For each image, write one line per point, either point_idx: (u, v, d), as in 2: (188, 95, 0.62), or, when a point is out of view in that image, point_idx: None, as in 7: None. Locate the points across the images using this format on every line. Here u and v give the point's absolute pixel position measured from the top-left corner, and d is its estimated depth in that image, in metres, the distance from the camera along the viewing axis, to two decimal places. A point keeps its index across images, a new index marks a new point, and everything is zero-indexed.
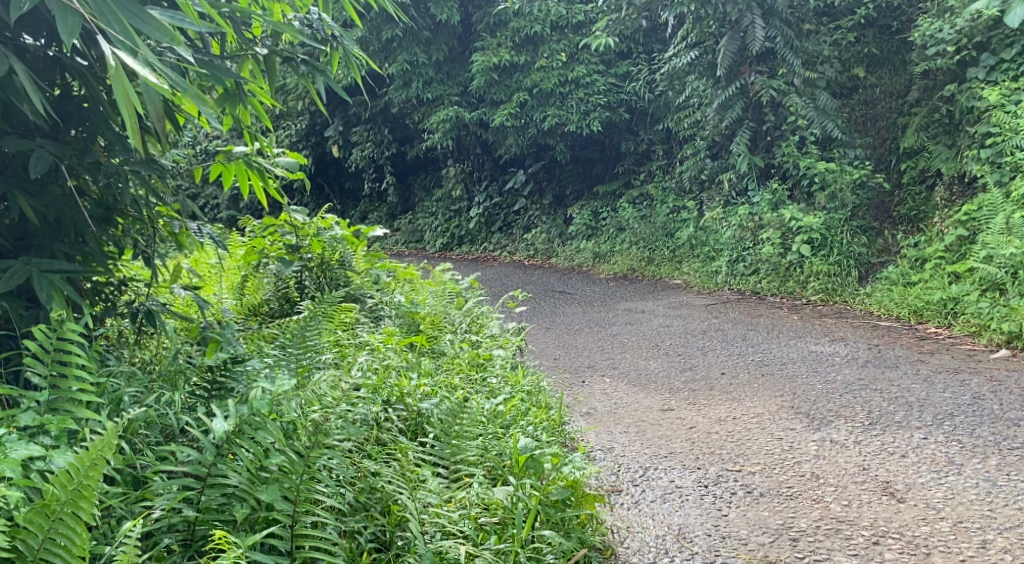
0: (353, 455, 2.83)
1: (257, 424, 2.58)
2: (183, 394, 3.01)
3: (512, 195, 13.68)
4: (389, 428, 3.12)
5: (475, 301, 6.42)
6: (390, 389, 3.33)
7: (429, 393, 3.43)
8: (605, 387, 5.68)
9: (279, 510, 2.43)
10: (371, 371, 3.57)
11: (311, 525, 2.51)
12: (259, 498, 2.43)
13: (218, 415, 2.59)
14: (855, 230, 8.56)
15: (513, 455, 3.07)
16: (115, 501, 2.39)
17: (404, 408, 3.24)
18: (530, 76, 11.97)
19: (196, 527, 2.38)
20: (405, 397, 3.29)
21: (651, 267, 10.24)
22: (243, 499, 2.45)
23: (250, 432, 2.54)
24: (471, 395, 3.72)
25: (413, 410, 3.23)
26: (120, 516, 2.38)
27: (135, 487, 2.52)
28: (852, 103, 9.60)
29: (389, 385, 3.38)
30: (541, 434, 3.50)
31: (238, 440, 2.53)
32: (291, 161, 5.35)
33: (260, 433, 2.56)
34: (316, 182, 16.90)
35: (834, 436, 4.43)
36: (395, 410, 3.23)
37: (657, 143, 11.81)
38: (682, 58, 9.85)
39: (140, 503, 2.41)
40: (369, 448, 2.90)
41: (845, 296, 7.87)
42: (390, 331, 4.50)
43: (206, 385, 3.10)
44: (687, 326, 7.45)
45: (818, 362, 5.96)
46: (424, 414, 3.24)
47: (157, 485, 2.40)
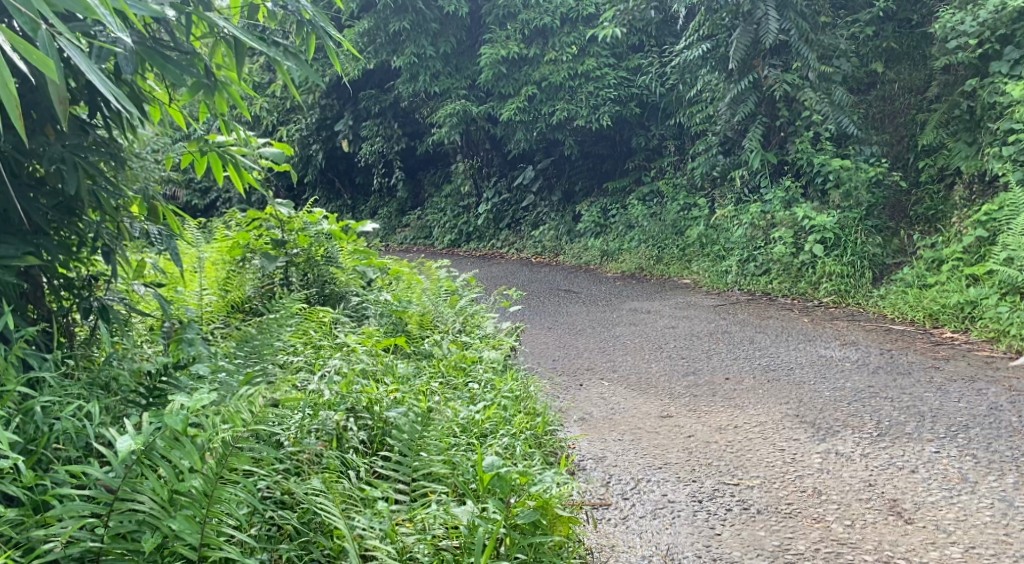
0: (297, 473, 2.65)
1: (170, 443, 2.37)
2: (120, 399, 2.92)
3: (521, 192, 13.44)
4: (351, 438, 2.95)
5: (470, 299, 6.23)
6: (358, 395, 3.17)
7: (399, 399, 3.27)
8: (602, 391, 5.45)
9: (188, 542, 2.24)
10: (339, 375, 3.40)
11: (229, 558, 2.31)
12: (170, 527, 2.23)
13: (126, 432, 2.36)
14: (870, 230, 8.28)
15: (480, 472, 2.87)
16: (10, 528, 2.20)
17: (370, 417, 3.08)
18: (539, 69, 11.72)
19: (102, 559, 2.17)
20: (372, 405, 3.12)
21: (660, 266, 9.97)
22: (155, 527, 2.24)
23: (162, 452, 2.32)
24: (446, 402, 3.52)
25: (379, 419, 3.06)
26: (16, 544, 2.19)
27: (39, 510, 2.32)
28: (869, 100, 9.31)
29: (356, 391, 3.22)
30: (518, 448, 3.31)
31: (149, 461, 2.31)
32: (276, 154, 5.20)
33: (174, 453, 2.34)
34: (326, 176, 16.75)
35: (839, 448, 4.17)
36: (360, 418, 3.06)
37: (668, 139, 11.53)
38: (694, 51, 9.59)
39: (39, 530, 2.22)
40: (321, 463, 2.73)
41: (858, 298, 7.59)
42: (369, 331, 4.30)
43: (144, 392, 3.03)
44: (693, 327, 7.19)
45: (826, 368, 5.69)
46: (391, 423, 3.07)
47: (56, 510, 2.20)
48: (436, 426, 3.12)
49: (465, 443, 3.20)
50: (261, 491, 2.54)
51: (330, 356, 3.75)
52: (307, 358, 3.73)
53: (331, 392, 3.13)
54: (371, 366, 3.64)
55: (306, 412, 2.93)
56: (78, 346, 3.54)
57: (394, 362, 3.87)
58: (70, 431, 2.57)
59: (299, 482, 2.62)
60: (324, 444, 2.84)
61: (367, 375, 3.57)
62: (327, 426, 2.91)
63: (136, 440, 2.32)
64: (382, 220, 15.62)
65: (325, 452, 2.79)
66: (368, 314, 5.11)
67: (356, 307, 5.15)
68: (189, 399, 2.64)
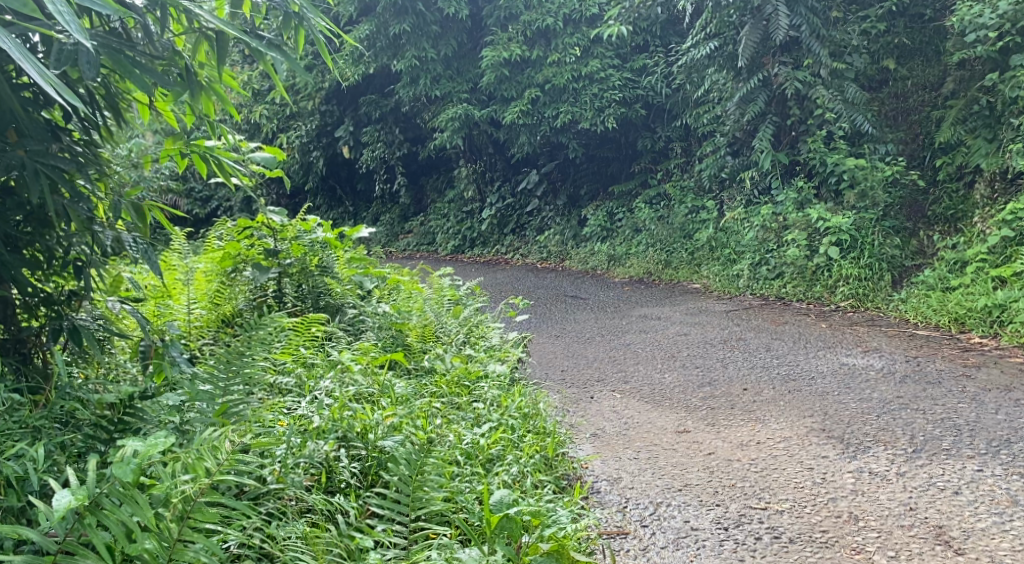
0: (274, 520, 2.41)
1: (119, 497, 2.12)
2: (82, 434, 2.67)
3: (525, 196, 13.16)
4: (341, 471, 2.71)
5: (474, 309, 5.97)
6: (351, 422, 2.93)
7: (396, 425, 3.02)
8: (615, 404, 5.16)
9: None
10: (332, 399, 3.16)
11: None
12: None
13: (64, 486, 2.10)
14: (887, 230, 7.99)
15: (485, 512, 2.63)
16: None
17: (364, 447, 2.83)
18: (542, 71, 11.45)
19: None
20: (367, 433, 2.89)
21: (669, 270, 9.66)
22: None
23: (110, 509, 2.08)
24: (447, 427, 3.27)
25: (374, 448, 2.82)
26: None
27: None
28: (881, 97, 8.96)
29: (349, 417, 2.98)
30: (527, 479, 3.06)
31: (95, 519, 2.08)
32: (266, 157, 4.94)
33: (125, 509, 2.09)
34: (328, 183, 16.47)
35: (873, 466, 3.88)
36: (353, 448, 2.82)
37: (675, 140, 11.24)
38: (701, 49, 9.32)
39: None
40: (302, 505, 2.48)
41: (877, 302, 7.30)
42: (366, 346, 4.04)
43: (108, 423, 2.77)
44: (706, 335, 6.88)
45: (851, 377, 5.39)
46: (387, 452, 2.83)
47: None
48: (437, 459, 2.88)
49: (469, 473, 2.95)
50: (231, 547, 2.28)
51: (323, 376, 3.51)
52: (298, 380, 3.49)
53: (320, 419, 2.91)
54: (365, 388, 3.40)
55: (291, 447, 2.69)
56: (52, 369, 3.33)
57: (392, 380, 3.63)
58: (13, 478, 2.35)
59: (277, 529, 2.38)
60: (311, 484, 2.60)
61: (361, 401, 3.33)
62: (315, 460, 2.67)
63: (78, 494, 2.08)
64: (385, 226, 15.33)
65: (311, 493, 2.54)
66: (366, 327, 4.83)
67: (352, 320, 4.88)
68: (141, 444, 2.36)
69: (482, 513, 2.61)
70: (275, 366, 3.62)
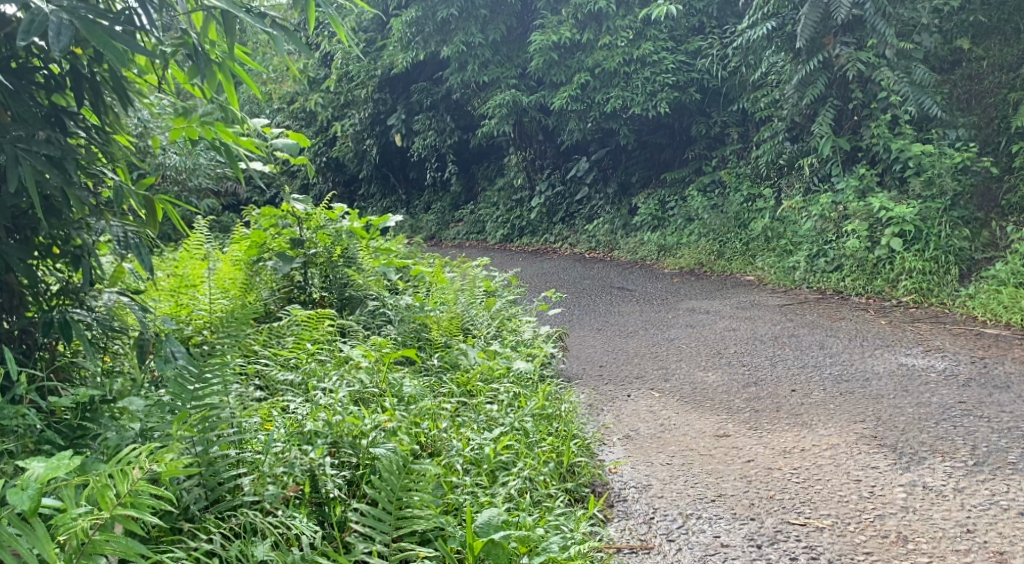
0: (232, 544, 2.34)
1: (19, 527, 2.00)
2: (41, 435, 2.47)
3: (575, 184, 12.85)
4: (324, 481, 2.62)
5: (507, 302, 5.77)
6: (345, 427, 2.83)
7: (393, 428, 2.91)
8: (651, 404, 4.87)
9: None
10: (334, 398, 3.06)
11: None
12: None
13: None
14: (955, 221, 7.52)
15: (471, 535, 2.50)
16: None
17: (356, 454, 2.74)
18: (592, 55, 11.11)
19: None
20: (360, 439, 2.79)
21: (721, 262, 9.26)
22: None
23: (6, 538, 1.97)
24: (458, 428, 3.17)
25: (365, 456, 2.73)
26: None
27: None
28: (953, 80, 8.41)
29: (345, 420, 2.88)
30: (536, 486, 2.96)
31: None
32: (290, 143, 4.66)
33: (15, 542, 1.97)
34: (381, 172, 16.36)
35: (927, 480, 3.53)
36: (343, 457, 2.73)
37: (731, 126, 10.82)
38: (757, 30, 8.92)
39: None
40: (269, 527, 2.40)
41: (942, 298, 6.85)
42: (379, 342, 3.84)
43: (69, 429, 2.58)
44: (756, 331, 6.52)
45: (909, 380, 5.00)
46: (379, 459, 2.73)
47: None
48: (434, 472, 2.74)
49: (470, 486, 2.80)
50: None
51: (327, 373, 3.34)
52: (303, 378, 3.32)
53: (314, 424, 2.82)
54: (369, 384, 3.28)
55: (270, 457, 2.64)
56: (59, 361, 3.12)
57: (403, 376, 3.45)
58: None
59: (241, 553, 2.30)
60: (289, 497, 2.54)
61: (364, 402, 3.16)
62: (297, 470, 2.61)
63: None
64: (435, 214, 15.17)
65: (284, 507, 2.50)
66: (388, 320, 4.63)
67: (374, 312, 4.67)
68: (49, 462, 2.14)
69: (466, 538, 2.49)
70: (277, 362, 3.46)
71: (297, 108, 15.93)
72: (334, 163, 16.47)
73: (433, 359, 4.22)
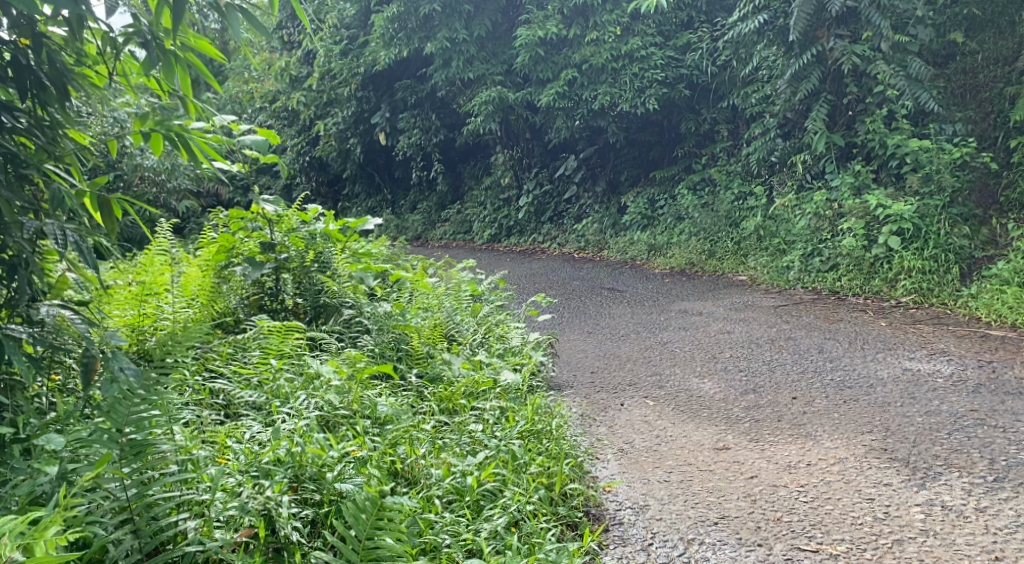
0: None
1: None
2: None
3: (563, 182, 12.59)
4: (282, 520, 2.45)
5: (492, 309, 5.51)
6: (305, 458, 2.66)
7: (360, 459, 2.74)
8: (646, 414, 4.61)
9: None
10: (298, 426, 2.89)
11: None
12: None
13: None
14: (954, 218, 7.29)
15: None
16: None
17: (319, 491, 2.58)
18: (579, 50, 10.85)
19: None
20: (324, 474, 2.62)
21: (713, 261, 9.02)
22: None
23: None
24: (438, 453, 2.96)
25: (330, 493, 2.56)
26: None
27: None
28: (948, 74, 8.17)
29: (307, 451, 2.70)
30: (524, 515, 2.75)
31: None
32: (260, 141, 4.35)
33: None
34: (365, 171, 16.05)
35: (946, 499, 3.32)
36: (306, 494, 2.56)
37: (721, 122, 10.58)
38: (749, 24, 8.69)
39: None
40: None
41: (943, 298, 6.62)
42: (354, 355, 3.58)
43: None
44: (752, 334, 6.28)
45: (915, 386, 4.75)
46: (346, 495, 2.56)
47: None
48: (409, 509, 2.55)
49: (450, 523, 2.60)
50: None
51: (293, 393, 3.16)
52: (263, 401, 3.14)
53: (272, 458, 2.66)
54: (337, 404, 3.09)
55: (220, 495, 2.47)
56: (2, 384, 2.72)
57: (377, 392, 3.28)
58: None
59: None
60: (240, 543, 2.38)
61: (331, 427, 2.99)
62: (249, 510, 2.43)
63: None
64: (421, 214, 14.87)
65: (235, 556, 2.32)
66: (365, 329, 4.37)
67: (349, 321, 4.40)
68: None
69: None
70: (238, 382, 3.27)
71: (279, 106, 15.65)
72: (318, 163, 16.15)
73: (412, 374, 3.97)
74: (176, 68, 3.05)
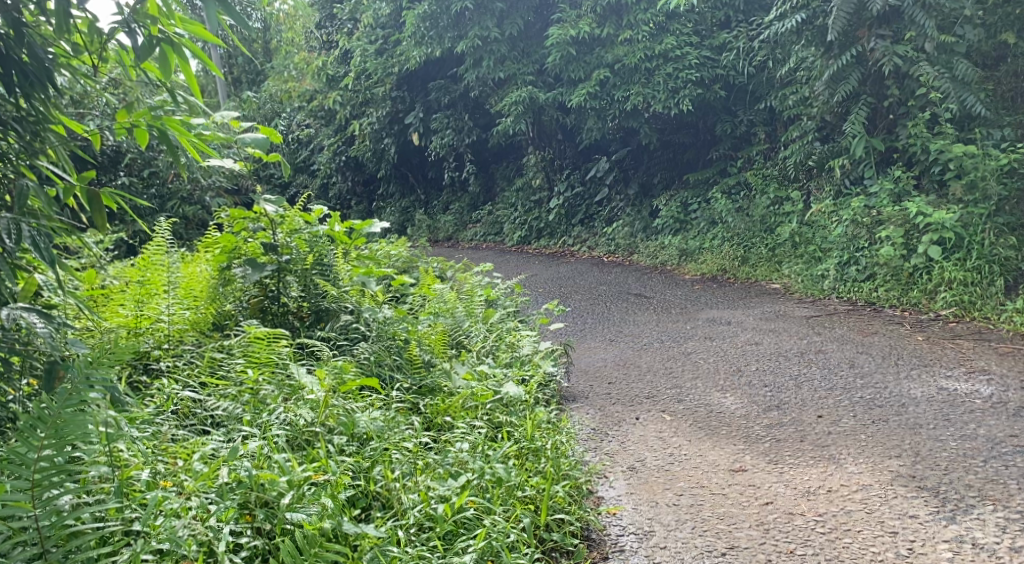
0: None
1: None
2: None
3: (595, 185, 12.36)
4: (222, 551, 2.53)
5: (506, 317, 5.36)
6: (258, 486, 2.74)
7: (320, 489, 2.81)
8: (661, 429, 4.38)
9: None
10: (266, 447, 2.99)
11: None
12: None
13: None
14: (1001, 228, 6.91)
15: None
16: None
17: (270, 522, 2.66)
18: (612, 50, 10.61)
19: None
20: (274, 505, 2.70)
21: (745, 268, 8.74)
22: None
23: None
24: (415, 478, 3.03)
25: (279, 525, 2.64)
26: None
27: None
28: (997, 76, 7.75)
29: (264, 477, 2.78)
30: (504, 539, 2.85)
31: None
32: (261, 140, 4.22)
33: None
34: (400, 171, 15.96)
35: (977, 536, 3.07)
36: (257, 524, 2.65)
37: (758, 125, 10.25)
38: (787, 23, 8.39)
39: None
40: None
41: (985, 311, 6.28)
42: (343, 364, 3.65)
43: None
44: (780, 345, 6.00)
45: (951, 408, 4.45)
46: (294, 527, 2.63)
47: None
48: (370, 542, 2.64)
49: (413, 557, 2.65)
50: None
51: (273, 405, 3.28)
52: (239, 413, 3.25)
53: (223, 483, 2.75)
54: (311, 420, 3.19)
55: (163, 521, 2.56)
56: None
57: (358, 407, 3.37)
58: None
59: None
60: None
61: (300, 447, 3.10)
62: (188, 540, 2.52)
63: None
64: (453, 215, 14.71)
65: None
66: (363, 336, 4.20)
67: (345, 326, 4.24)
68: None
69: None
70: (218, 394, 3.37)
71: (316, 105, 15.67)
72: (353, 163, 16.09)
73: (397, 391, 3.81)
74: (170, 55, 2.89)
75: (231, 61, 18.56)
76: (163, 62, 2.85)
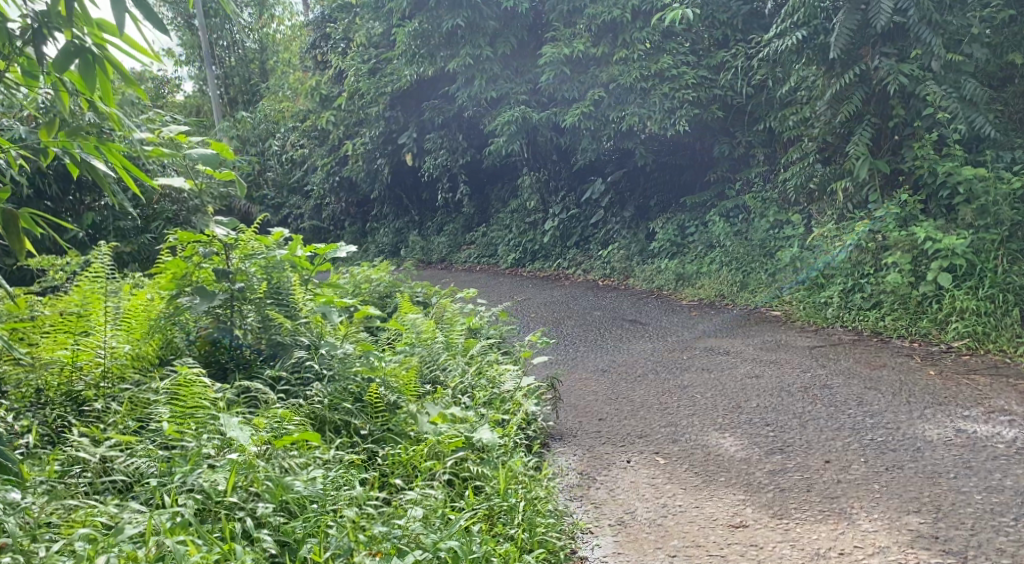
0: None
1: None
2: None
3: (591, 207, 11.93)
4: None
5: (485, 347, 4.97)
6: None
7: None
8: (653, 474, 3.97)
9: None
10: (166, 522, 2.66)
11: None
12: None
13: None
14: (1014, 254, 6.54)
15: None
16: None
17: None
18: (607, 69, 10.27)
19: None
20: None
21: (745, 294, 8.34)
22: None
23: None
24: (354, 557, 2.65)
25: None
26: None
27: None
28: (1004, 98, 7.46)
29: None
30: None
31: None
32: (210, 154, 3.84)
33: None
34: (393, 192, 15.57)
35: None
36: None
37: (757, 147, 9.90)
38: (787, 41, 8.06)
39: None
40: None
41: (1001, 344, 5.89)
42: (281, 416, 3.34)
43: None
44: (782, 380, 5.58)
45: (972, 454, 4.06)
46: None
47: None
48: None
49: None
50: None
51: (188, 469, 2.96)
52: (151, 474, 2.97)
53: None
54: (219, 490, 2.86)
55: None
56: None
57: (294, 468, 3.06)
58: None
59: None
60: None
61: (208, 519, 2.78)
62: None
63: None
64: (446, 236, 14.34)
65: None
66: (318, 376, 3.83)
67: (301, 364, 3.87)
68: None
69: None
70: (132, 455, 3.05)
71: (308, 125, 15.35)
72: (347, 183, 15.46)
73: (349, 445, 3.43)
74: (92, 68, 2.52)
75: (226, 81, 18.27)
76: (84, 77, 2.50)
